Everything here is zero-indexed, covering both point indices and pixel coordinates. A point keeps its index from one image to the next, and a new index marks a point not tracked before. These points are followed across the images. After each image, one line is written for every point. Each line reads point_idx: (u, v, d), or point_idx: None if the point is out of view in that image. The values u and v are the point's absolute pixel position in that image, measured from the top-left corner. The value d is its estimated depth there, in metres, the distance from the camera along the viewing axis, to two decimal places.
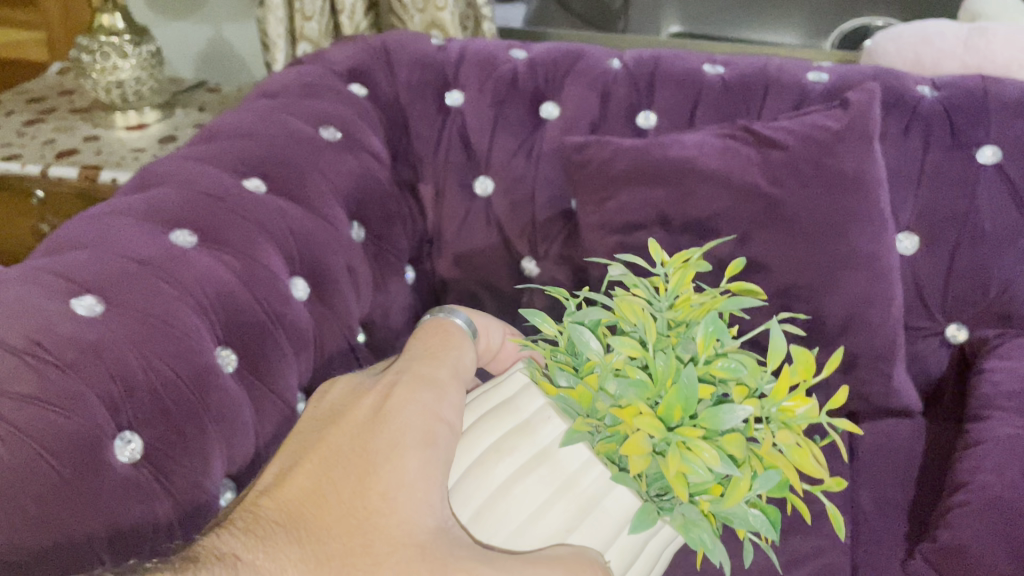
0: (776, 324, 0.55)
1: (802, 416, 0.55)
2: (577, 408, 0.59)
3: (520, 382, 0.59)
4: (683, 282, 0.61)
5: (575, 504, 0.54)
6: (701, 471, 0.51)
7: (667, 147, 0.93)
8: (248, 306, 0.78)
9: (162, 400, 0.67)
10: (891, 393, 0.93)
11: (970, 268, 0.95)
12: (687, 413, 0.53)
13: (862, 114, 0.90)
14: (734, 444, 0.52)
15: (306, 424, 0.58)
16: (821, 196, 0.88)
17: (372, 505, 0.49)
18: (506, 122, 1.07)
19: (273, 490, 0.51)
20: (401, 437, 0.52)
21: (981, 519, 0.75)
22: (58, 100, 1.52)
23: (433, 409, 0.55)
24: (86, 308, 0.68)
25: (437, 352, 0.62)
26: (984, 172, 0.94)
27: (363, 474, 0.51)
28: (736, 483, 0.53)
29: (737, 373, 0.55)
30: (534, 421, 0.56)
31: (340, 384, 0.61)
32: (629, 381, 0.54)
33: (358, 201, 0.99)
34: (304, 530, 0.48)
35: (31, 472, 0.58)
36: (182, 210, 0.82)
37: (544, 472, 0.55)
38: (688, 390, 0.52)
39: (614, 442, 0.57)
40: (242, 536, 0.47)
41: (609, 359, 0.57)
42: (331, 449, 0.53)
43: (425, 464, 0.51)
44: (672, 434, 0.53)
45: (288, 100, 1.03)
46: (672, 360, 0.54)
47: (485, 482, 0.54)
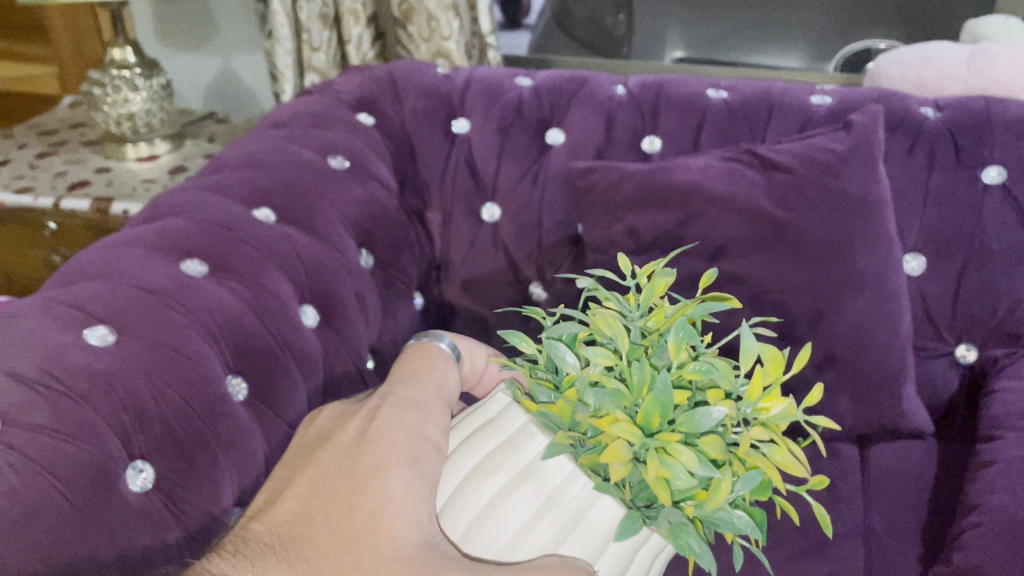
0: (745, 327, 0.55)
1: (778, 415, 0.56)
2: (558, 421, 0.58)
3: (502, 402, 0.59)
4: (655, 293, 0.62)
5: (564, 519, 0.54)
6: (683, 475, 0.51)
7: (671, 172, 0.94)
8: (258, 334, 0.79)
9: (173, 429, 0.68)
10: (901, 415, 0.91)
11: (979, 288, 0.94)
12: (665, 419, 0.53)
13: (865, 137, 0.91)
14: (714, 445, 0.53)
15: (296, 449, 0.60)
16: (826, 218, 0.89)
17: (361, 524, 0.51)
18: (511, 149, 1.08)
19: (264, 515, 0.53)
20: (386, 456, 0.54)
21: (996, 539, 0.74)
22: (70, 133, 1.54)
23: (417, 429, 0.56)
24: (99, 338, 0.69)
25: (421, 373, 0.64)
26: (989, 191, 0.94)
27: (350, 493, 0.53)
28: (718, 485, 0.53)
29: (710, 374, 0.56)
30: (517, 438, 0.56)
31: (328, 411, 0.63)
32: (605, 390, 0.55)
33: (366, 228, 0.99)
34: (295, 552, 0.50)
35: (44, 502, 0.58)
36: (192, 240, 0.83)
37: (528, 487, 0.54)
38: (663, 396, 0.52)
39: (597, 454, 0.57)
40: (232, 559, 0.49)
41: (586, 372, 0.58)
42: (320, 472, 0.55)
43: (410, 482, 0.53)
44: (650, 441, 0.53)
45: (296, 130, 1.05)
46: (648, 369, 0.55)
47: (469, 501, 0.54)
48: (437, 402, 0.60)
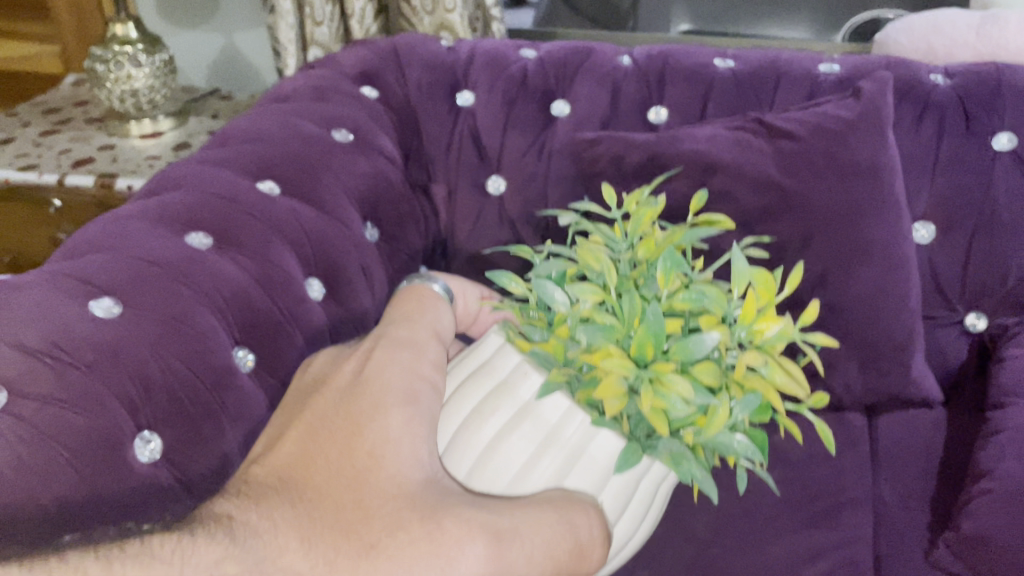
0: (735, 251, 0.59)
1: (773, 336, 0.59)
2: (552, 359, 0.64)
3: (495, 345, 0.66)
4: (642, 223, 0.66)
5: (563, 454, 0.61)
6: (676, 402, 0.56)
7: (680, 142, 0.93)
8: (264, 307, 0.79)
9: (180, 400, 0.68)
10: (910, 383, 0.91)
11: (988, 257, 0.94)
12: (658, 348, 0.57)
13: (873, 103, 0.90)
14: (707, 372, 0.57)
15: (297, 394, 0.64)
16: (835, 186, 0.88)
17: (360, 463, 0.53)
18: (516, 121, 1.06)
19: (265, 458, 0.56)
20: (383, 396, 0.57)
21: (1005, 509, 0.75)
22: (72, 110, 1.54)
23: (413, 370, 0.61)
24: (105, 310, 0.69)
25: (414, 315, 0.69)
26: (1000, 158, 0.93)
27: (348, 434, 0.55)
28: (715, 411, 0.58)
29: (701, 303, 0.59)
30: (512, 379, 0.64)
31: (328, 357, 0.69)
32: (596, 326, 0.59)
33: (371, 202, 0.99)
34: (296, 491, 0.52)
35: (52, 472, 0.59)
36: (197, 213, 0.83)
37: (527, 426, 0.62)
38: (655, 326, 0.56)
39: (591, 389, 0.62)
40: (237, 501, 0.51)
41: (577, 309, 0.62)
42: (317, 417, 0.58)
43: (408, 420, 0.56)
44: (644, 371, 0.57)
45: (300, 104, 1.04)
46: (638, 302, 0.59)
47: (474, 441, 0.61)
48: (432, 346, 0.65)
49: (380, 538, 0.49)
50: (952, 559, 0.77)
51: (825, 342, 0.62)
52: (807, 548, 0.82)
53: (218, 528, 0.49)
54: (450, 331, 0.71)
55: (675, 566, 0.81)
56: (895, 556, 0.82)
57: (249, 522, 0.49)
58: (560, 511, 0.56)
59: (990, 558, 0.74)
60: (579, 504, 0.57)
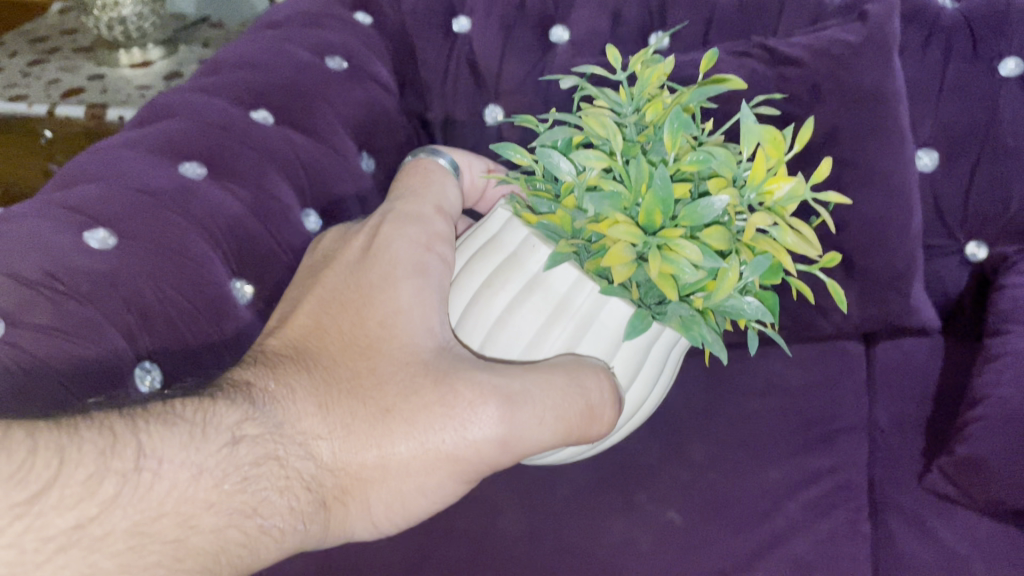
0: (744, 109, 0.57)
1: (785, 195, 0.58)
2: (560, 231, 0.65)
3: (503, 218, 0.67)
4: (649, 82, 0.65)
5: (574, 323, 0.63)
6: (687, 268, 0.57)
7: (680, 68, 0.91)
8: (261, 237, 0.79)
9: (179, 330, 0.68)
10: (909, 311, 0.92)
11: (991, 185, 0.93)
12: (666, 214, 0.57)
13: (880, 27, 0.86)
14: (716, 236, 0.58)
15: (306, 268, 0.68)
16: (838, 112, 0.87)
17: (373, 332, 0.59)
18: (513, 47, 1.03)
19: (281, 329, 0.61)
20: (392, 268, 0.62)
21: (1002, 431, 0.76)
22: (61, 39, 1.50)
23: (419, 239, 0.64)
24: (100, 241, 0.68)
25: (419, 190, 0.71)
26: (1006, 84, 0.91)
27: (359, 307, 0.60)
28: (726, 275, 0.58)
29: (708, 164, 0.59)
30: (522, 253, 0.64)
31: (332, 233, 0.71)
32: (602, 194, 0.58)
33: (368, 131, 0.97)
34: (312, 360, 0.58)
35: (56, 400, 0.60)
36: (190, 142, 0.81)
37: (537, 300, 0.64)
38: (663, 192, 0.56)
39: (600, 258, 0.63)
40: (258, 369, 0.57)
41: (584, 178, 0.62)
42: (328, 289, 0.63)
43: (418, 291, 0.61)
44: (653, 239, 0.58)
45: (292, 30, 1.02)
46: (644, 168, 0.58)
47: (484, 316, 0.65)
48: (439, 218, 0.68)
49: (394, 403, 0.56)
50: (944, 483, 0.78)
51: (838, 201, 0.60)
52: (806, 472, 0.82)
53: (243, 394, 0.55)
54: (456, 203, 0.73)
55: (674, 491, 0.80)
56: (891, 478, 0.81)
57: (271, 391, 0.56)
58: (571, 377, 0.59)
59: (987, 484, 0.75)
60: (588, 369, 0.61)
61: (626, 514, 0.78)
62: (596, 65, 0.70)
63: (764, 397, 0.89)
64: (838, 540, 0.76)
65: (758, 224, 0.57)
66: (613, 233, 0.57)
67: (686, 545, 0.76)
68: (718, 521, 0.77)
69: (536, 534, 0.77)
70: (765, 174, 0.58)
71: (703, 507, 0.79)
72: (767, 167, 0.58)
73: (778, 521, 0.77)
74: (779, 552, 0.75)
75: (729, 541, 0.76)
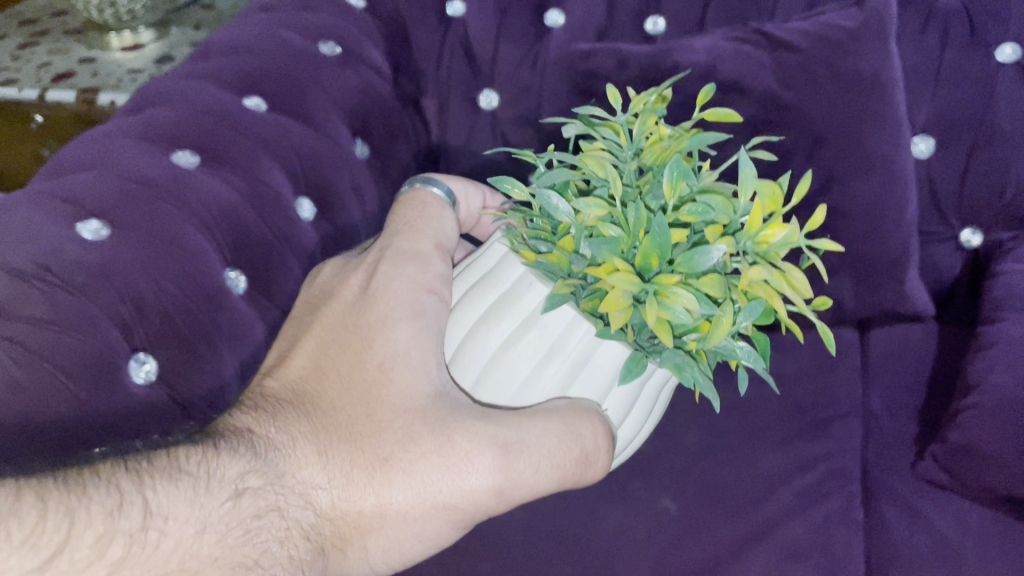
0: (743, 157, 0.58)
1: (780, 243, 0.59)
2: (557, 270, 0.66)
3: (500, 253, 0.70)
4: (647, 127, 0.68)
5: (568, 362, 0.67)
6: (682, 313, 0.58)
7: (676, 53, 0.90)
8: (256, 226, 0.78)
9: (173, 320, 0.68)
10: (903, 298, 0.92)
11: (988, 170, 0.93)
12: (663, 259, 0.58)
13: (878, 15, 0.85)
14: (712, 283, 0.58)
15: (306, 305, 0.73)
16: (836, 97, 0.86)
17: (371, 378, 0.64)
18: (508, 31, 1.01)
19: (282, 372, 0.66)
20: (390, 311, 0.66)
21: (994, 419, 0.76)
22: (50, 21, 1.48)
23: (418, 281, 0.68)
24: (92, 231, 0.68)
25: (417, 225, 0.74)
26: (1002, 70, 0.90)
27: (358, 350, 0.65)
28: (719, 321, 0.59)
29: (706, 215, 0.60)
30: (517, 290, 0.67)
31: (331, 268, 0.75)
32: (601, 241, 0.60)
33: (362, 117, 0.97)
34: (312, 406, 0.63)
35: (49, 394, 0.59)
36: (182, 129, 0.81)
37: (533, 336, 0.66)
38: (660, 239, 0.57)
39: (596, 299, 0.65)
40: (259, 415, 0.62)
41: (581, 220, 0.63)
42: (328, 333, 0.68)
43: (415, 334, 0.65)
44: (650, 284, 0.58)
45: (285, 14, 1.00)
46: (643, 214, 0.59)
47: (480, 352, 0.68)
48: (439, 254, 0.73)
49: (392, 451, 0.61)
50: (937, 472, 0.78)
51: (830, 247, 0.62)
52: (798, 459, 0.82)
53: (245, 444, 0.60)
54: (453, 236, 0.77)
55: (669, 478, 0.80)
56: (882, 463, 0.82)
57: (272, 438, 0.61)
58: (564, 421, 0.64)
59: (980, 471, 0.75)
60: (580, 413, 0.65)
61: (620, 500, 0.79)
62: (596, 108, 0.71)
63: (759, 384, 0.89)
64: (833, 530, 0.77)
65: (753, 275, 0.58)
66: (611, 279, 0.58)
67: (681, 533, 0.76)
68: (712, 508, 0.78)
69: (532, 522, 0.77)
70: (763, 223, 0.59)
71: (696, 494, 0.79)
72: (765, 217, 0.58)
73: (770, 507, 0.78)
74: (772, 539, 0.76)
75: (723, 528, 0.77)
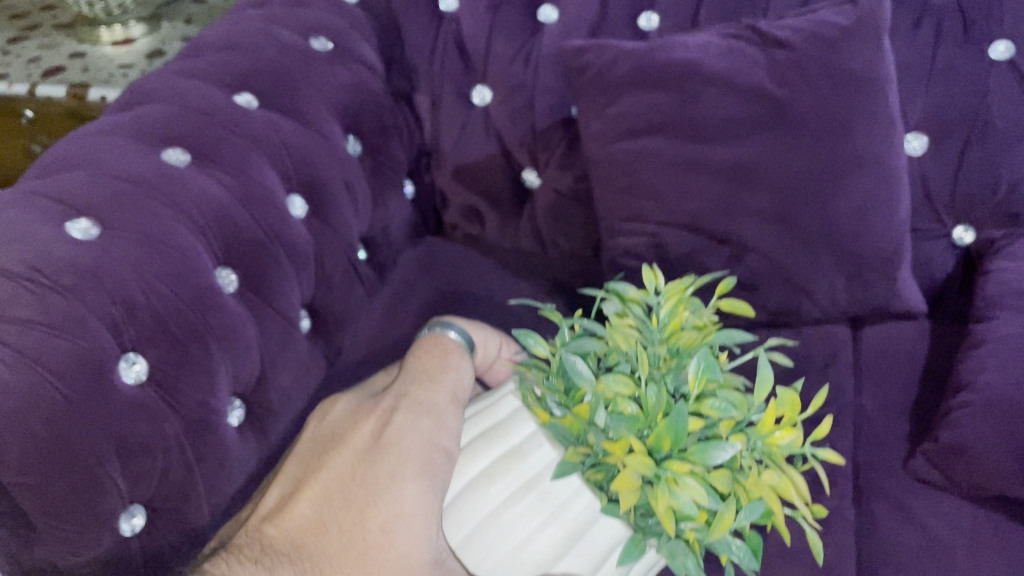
0: (764, 362, 0.64)
1: (787, 445, 0.63)
2: (569, 436, 0.68)
3: (514, 408, 0.69)
4: (675, 312, 0.71)
5: (566, 530, 0.64)
6: (688, 503, 0.60)
7: (670, 50, 0.89)
8: (246, 225, 0.78)
9: (164, 322, 0.69)
10: (894, 296, 0.92)
11: (980, 168, 0.93)
12: (675, 445, 0.62)
13: (872, 12, 0.86)
14: (720, 479, 0.62)
15: (305, 444, 0.64)
16: (828, 95, 0.86)
17: (373, 538, 0.55)
18: (502, 28, 1.01)
19: (274, 517, 0.57)
20: (403, 467, 0.59)
21: (986, 418, 0.76)
22: (40, 15, 1.47)
23: (434, 439, 0.62)
24: (82, 231, 0.67)
25: (436, 373, 0.70)
26: (996, 67, 0.90)
27: (363, 504, 0.57)
28: (722, 515, 0.62)
29: (726, 411, 0.64)
30: (527, 447, 0.66)
31: (339, 404, 0.68)
32: (620, 416, 0.63)
33: (353, 114, 0.97)
34: (308, 562, 0.53)
35: (39, 397, 0.59)
36: (172, 127, 0.80)
37: (534, 499, 0.64)
38: (677, 426, 0.61)
39: (603, 472, 0.67)
40: (250, 566, 0.52)
41: (600, 388, 0.66)
42: (328, 482, 0.59)
43: (422, 496, 0.58)
44: (662, 469, 0.62)
45: (276, 10, 1.00)
46: (663, 396, 0.64)
47: (478, 505, 0.62)
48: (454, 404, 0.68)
49: None
50: (928, 470, 0.79)
51: (832, 457, 0.65)
52: (791, 459, 0.82)
53: None
54: (469, 388, 0.72)
55: None
56: (874, 462, 0.82)
57: None
58: None
59: (971, 471, 0.75)
60: None
61: None
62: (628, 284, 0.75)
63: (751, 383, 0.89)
64: (825, 525, 0.77)
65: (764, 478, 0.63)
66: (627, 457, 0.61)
67: None
68: None
69: None
70: (774, 423, 0.63)
71: None
72: (778, 417, 0.63)
73: None
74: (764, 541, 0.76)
75: None
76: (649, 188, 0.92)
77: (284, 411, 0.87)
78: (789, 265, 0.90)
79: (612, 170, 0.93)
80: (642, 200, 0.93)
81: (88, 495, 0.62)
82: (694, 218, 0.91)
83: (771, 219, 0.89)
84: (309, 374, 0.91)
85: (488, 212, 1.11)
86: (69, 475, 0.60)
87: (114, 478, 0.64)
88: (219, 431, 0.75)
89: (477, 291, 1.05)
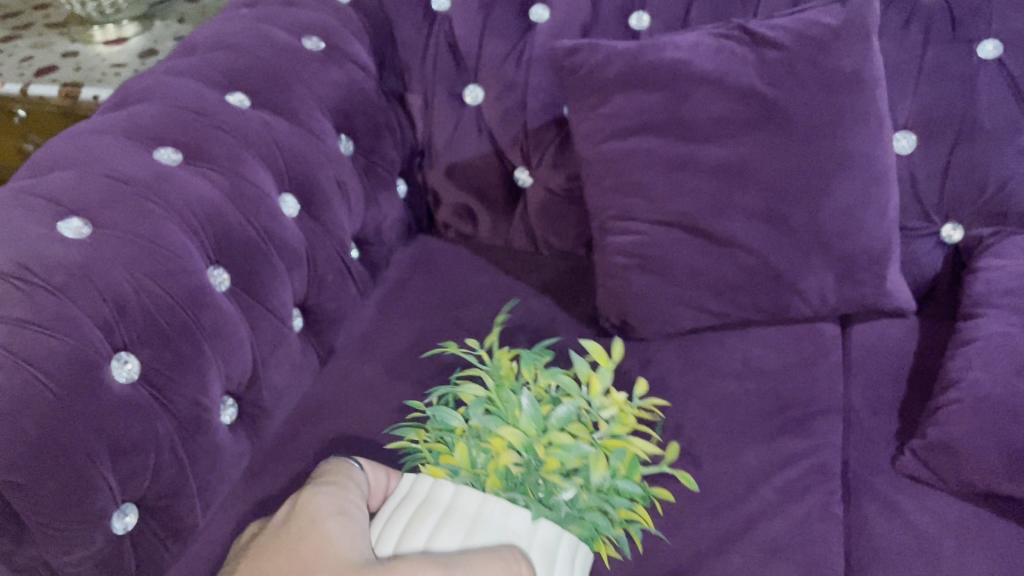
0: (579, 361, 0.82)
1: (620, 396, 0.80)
2: (463, 477, 0.76)
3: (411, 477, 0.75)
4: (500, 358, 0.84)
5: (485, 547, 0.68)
6: (568, 449, 0.73)
7: (660, 50, 0.90)
8: (238, 224, 0.79)
9: (155, 320, 0.69)
10: (883, 294, 0.92)
11: (968, 166, 0.93)
12: (538, 427, 0.76)
13: (860, 11, 0.86)
14: (579, 427, 0.76)
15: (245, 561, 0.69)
16: (818, 95, 0.87)
17: None
18: (494, 27, 1.01)
19: None
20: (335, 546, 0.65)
21: (973, 416, 0.77)
22: (32, 14, 1.47)
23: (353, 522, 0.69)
24: (74, 230, 0.68)
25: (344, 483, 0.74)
26: (985, 66, 0.90)
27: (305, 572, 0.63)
28: (596, 455, 0.74)
29: (556, 376, 0.80)
30: (433, 495, 0.72)
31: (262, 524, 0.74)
32: (489, 416, 0.76)
33: (345, 113, 0.97)
34: None
35: (31, 396, 0.59)
36: (163, 126, 0.80)
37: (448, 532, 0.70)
38: (528, 410, 0.76)
39: (495, 476, 0.75)
40: None
41: (472, 426, 0.77)
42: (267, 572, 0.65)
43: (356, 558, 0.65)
44: (530, 443, 0.74)
45: (269, 10, 1.00)
46: (509, 395, 0.78)
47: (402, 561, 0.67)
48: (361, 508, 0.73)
49: None
50: (918, 467, 0.79)
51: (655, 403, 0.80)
52: (780, 455, 0.82)
53: None
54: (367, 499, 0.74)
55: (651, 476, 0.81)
56: (864, 460, 0.82)
57: None
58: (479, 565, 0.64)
59: (959, 468, 0.76)
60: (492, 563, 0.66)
61: None
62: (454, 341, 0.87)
63: (741, 379, 0.90)
64: (813, 524, 0.77)
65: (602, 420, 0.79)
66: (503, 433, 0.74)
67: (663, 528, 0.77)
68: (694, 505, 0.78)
69: None
70: (601, 390, 0.80)
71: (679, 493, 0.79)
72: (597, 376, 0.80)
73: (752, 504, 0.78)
74: (750, 536, 0.77)
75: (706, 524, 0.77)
76: (641, 186, 0.92)
77: (276, 408, 0.88)
78: (779, 263, 0.90)
79: (603, 169, 0.94)
80: (635, 198, 0.92)
81: (77, 494, 0.62)
82: (685, 216, 0.91)
83: (762, 218, 0.89)
84: (302, 372, 0.92)
85: (481, 211, 1.11)
86: (60, 474, 0.61)
87: (104, 475, 0.65)
88: (210, 429, 0.76)
89: (469, 287, 1.05)
